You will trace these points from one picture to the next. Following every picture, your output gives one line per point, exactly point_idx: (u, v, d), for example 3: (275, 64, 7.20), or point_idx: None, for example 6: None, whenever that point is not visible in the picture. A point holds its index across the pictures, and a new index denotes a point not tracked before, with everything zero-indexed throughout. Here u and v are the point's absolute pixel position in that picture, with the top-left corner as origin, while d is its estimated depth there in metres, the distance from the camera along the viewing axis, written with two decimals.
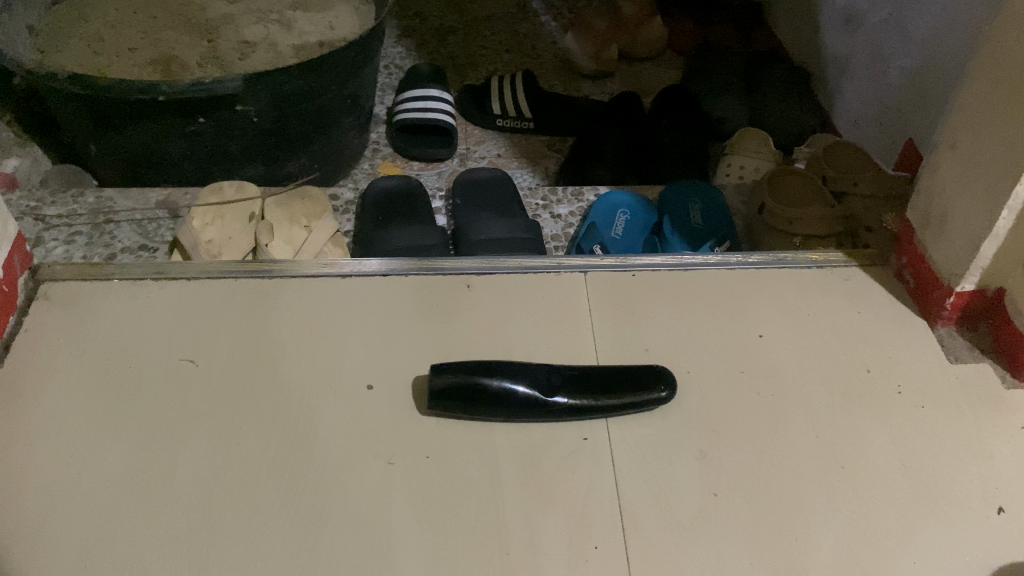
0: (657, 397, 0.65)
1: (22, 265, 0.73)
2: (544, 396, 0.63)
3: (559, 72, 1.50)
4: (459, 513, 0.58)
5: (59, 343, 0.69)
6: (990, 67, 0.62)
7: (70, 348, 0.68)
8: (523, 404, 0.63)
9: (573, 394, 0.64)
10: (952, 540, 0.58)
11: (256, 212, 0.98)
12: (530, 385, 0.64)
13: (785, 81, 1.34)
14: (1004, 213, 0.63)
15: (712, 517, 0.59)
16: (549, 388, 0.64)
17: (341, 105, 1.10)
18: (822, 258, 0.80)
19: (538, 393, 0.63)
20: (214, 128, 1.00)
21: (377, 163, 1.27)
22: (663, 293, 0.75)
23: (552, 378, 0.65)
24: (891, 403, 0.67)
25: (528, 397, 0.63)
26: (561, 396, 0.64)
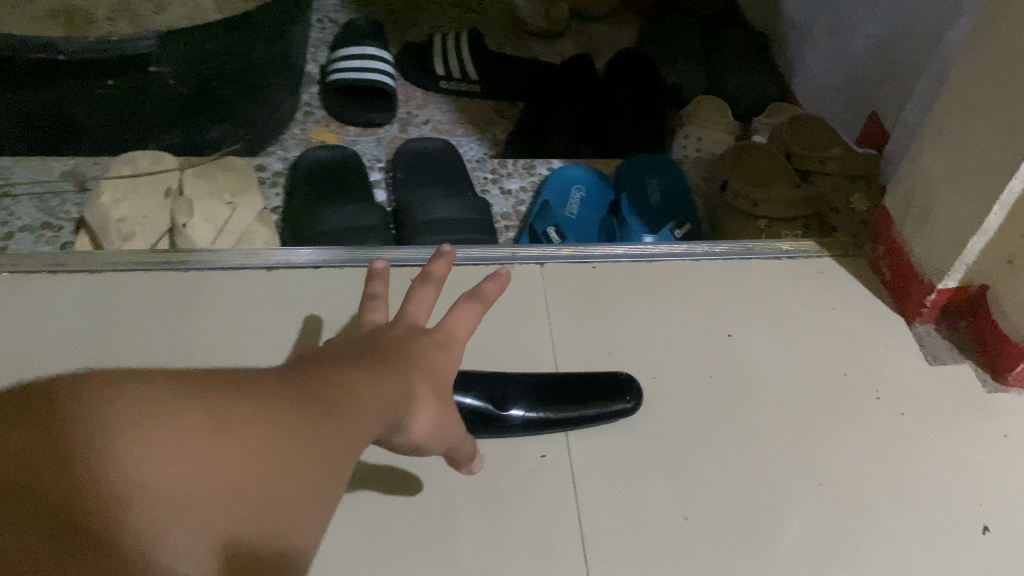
0: (621, 409, 0.59)
1: None
2: (497, 411, 0.57)
3: (506, 31, 1.41)
4: (405, 547, 0.52)
5: None
6: (988, 48, 0.57)
7: None
8: (474, 419, 0.56)
9: (529, 406, 0.58)
10: (936, 561, 0.54)
11: (174, 187, 0.88)
12: (481, 396, 0.57)
13: (743, 46, 1.28)
14: (995, 208, 0.58)
15: (683, 543, 0.54)
16: (503, 400, 0.57)
17: (270, 66, 1.00)
18: (794, 248, 0.75)
19: (489, 406, 0.57)
20: (126, 91, 0.90)
21: (309, 128, 1.16)
22: (626, 288, 0.70)
23: (508, 388, 0.58)
24: (870, 410, 0.62)
25: (479, 410, 0.56)
26: (515, 408, 0.57)
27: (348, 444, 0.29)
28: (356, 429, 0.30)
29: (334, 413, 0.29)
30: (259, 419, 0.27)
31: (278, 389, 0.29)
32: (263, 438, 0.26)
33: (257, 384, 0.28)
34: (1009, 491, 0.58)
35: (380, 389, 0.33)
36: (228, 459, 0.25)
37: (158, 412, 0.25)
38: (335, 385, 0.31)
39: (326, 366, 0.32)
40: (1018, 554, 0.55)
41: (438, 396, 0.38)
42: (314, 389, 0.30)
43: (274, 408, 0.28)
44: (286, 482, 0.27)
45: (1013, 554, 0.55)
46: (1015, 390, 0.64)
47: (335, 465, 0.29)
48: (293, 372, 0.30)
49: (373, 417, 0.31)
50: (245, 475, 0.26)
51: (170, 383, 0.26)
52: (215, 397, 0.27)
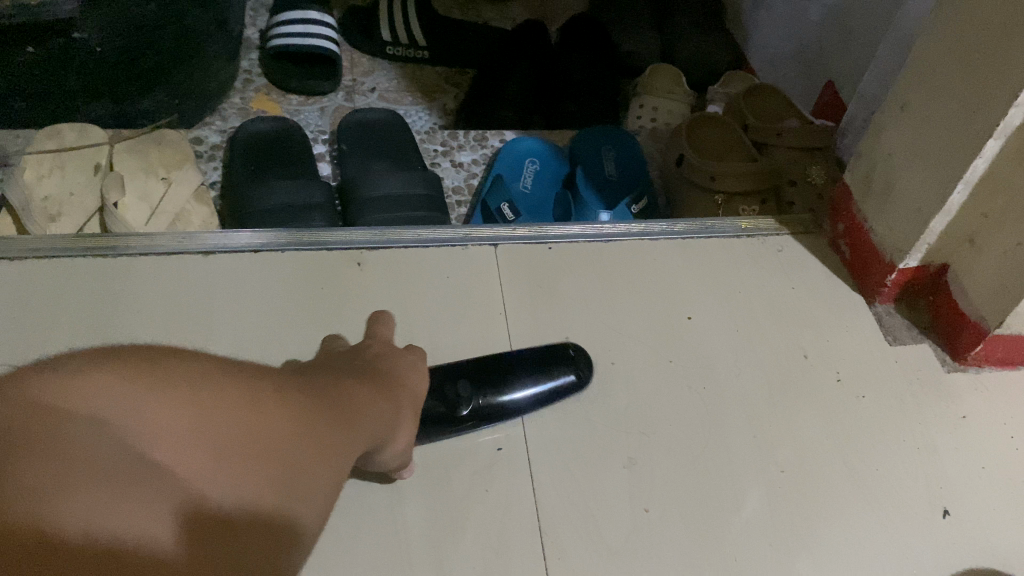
0: (570, 385, 0.58)
1: None
2: (452, 414, 0.54)
3: None
4: (354, 551, 0.50)
5: None
6: (953, 23, 0.55)
7: None
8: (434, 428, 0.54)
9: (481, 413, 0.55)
10: (896, 546, 0.54)
11: (103, 162, 0.83)
12: (434, 404, 0.54)
13: (697, 11, 1.25)
14: (957, 187, 0.57)
15: (644, 538, 0.52)
16: (456, 403, 0.55)
17: (206, 32, 0.94)
18: (752, 226, 0.73)
19: (445, 413, 0.54)
20: (49, 61, 0.84)
21: (248, 97, 1.10)
22: (582, 271, 0.67)
23: (458, 387, 0.55)
24: (830, 393, 0.61)
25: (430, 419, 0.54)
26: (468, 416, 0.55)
27: (318, 446, 0.32)
28: (325, 436, 0.33)
29: (304, 418, 0.32)
30: (244, 397, 0.29)
31: (261, 383, 0.31)
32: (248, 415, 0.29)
33: (244, 373, 0.31)
34: (968, 472, 0.58)
35: (345, 412, 0.36)
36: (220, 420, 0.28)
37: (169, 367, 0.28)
38: (307, 400, 0.33)
39: (301, 382, 0.35)
40: (977, 539, 0.54)
41: (405, 411, 0.42)
42: (290, 396, 0.33)
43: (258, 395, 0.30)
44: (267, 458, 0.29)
45: (972, 537, 0.54)
46: (973, 369, 0.63)
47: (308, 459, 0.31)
48: (275, 378, 0.33)
49: (337, 428, 0.34)
50: (233, 438, 0.28)
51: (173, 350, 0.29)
52: (209, 370, 0.29)
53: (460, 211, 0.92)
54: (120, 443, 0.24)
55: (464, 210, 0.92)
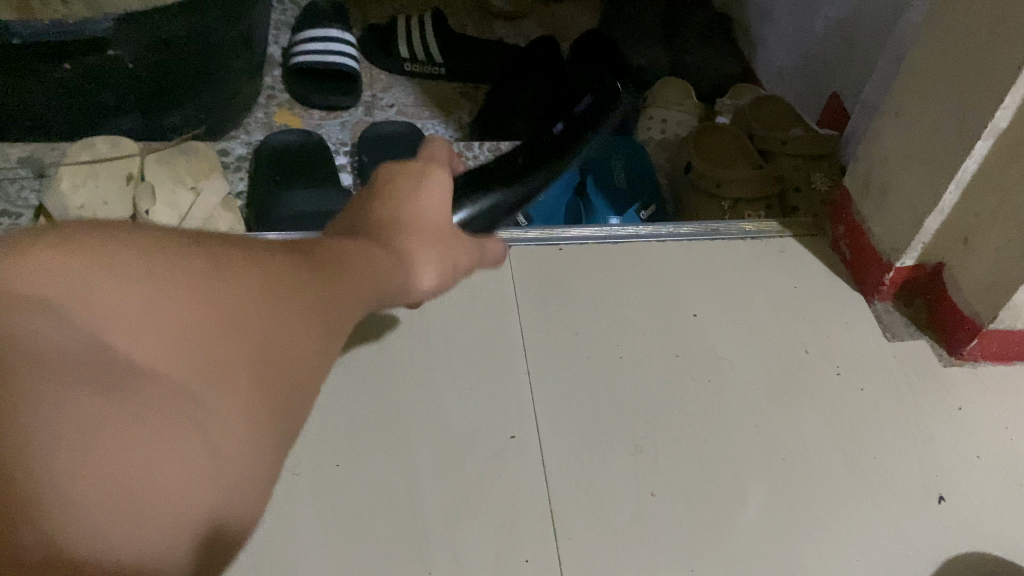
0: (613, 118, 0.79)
1: None
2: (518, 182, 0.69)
3: (469, 12, 1.41)
4: (375, 530, 0.53)
5: None
6: (944, 30, 0.58)
7: None
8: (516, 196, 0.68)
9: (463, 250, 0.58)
10: (890, 528, 0.56)
11: (135, 173, 0.86)
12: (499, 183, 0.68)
13: (706, 27, 1.29)
14: (950, 187, 0.59)
15: (649, 520, 0.55)
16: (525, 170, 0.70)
17: (231, 49, 0.99)
18: (756, 228, 0.76)
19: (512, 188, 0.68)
20: (84, 76, 0.88)
21: (271, 112, 1.15)
22: (591, 273, 0.70)
23: (522, 162, 0.71)
24: (829, 386, 0.64)
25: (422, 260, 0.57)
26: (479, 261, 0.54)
27: (287, 358, 0.30)
28: (298, 342, 0.30)
29: (276, 311, 0.30)
30: (206, 292, 0.27)
31: (240, 285, 0.29)
32: (210, 311, 0.27)
33: (216, 258, 0.29)
34: (963, 461, 0.60)
35: (335, 313, 0.33)
36: (173, 320, 0.26)
37: (127, 256, 0.26)
38: (294, 303, 0.31)
39: (294, 261, 0.33)
40: (970, 523, 0.57)
41: (429, 250, 0.43)
42: (272, 286, 0.30)
43: (223, 291, 0.28)
44: (231, 370, 0.27)
45: (966, 522, 0.57)
46: (970, 365, 0.66)
47: (272, 371, 0.29)
48: (256, 259, 0.31)
49: (314, 327, 0.32)
50: (191, 350, 0.26)
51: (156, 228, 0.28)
52: (175, 256, 0.28)
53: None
54: (113, 368, 0.23)
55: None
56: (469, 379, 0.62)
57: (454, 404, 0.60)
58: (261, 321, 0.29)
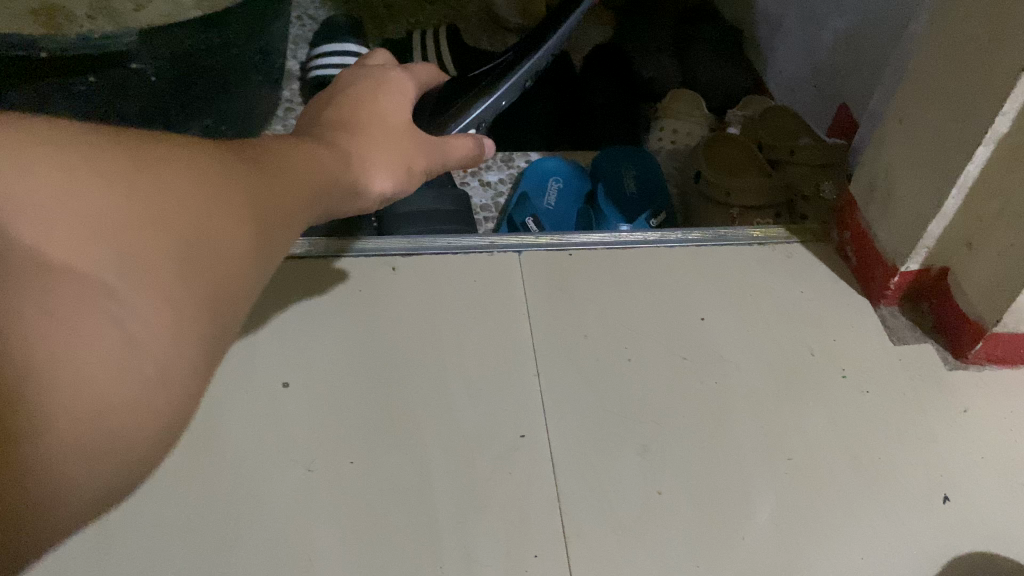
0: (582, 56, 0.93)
1: None
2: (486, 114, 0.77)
3: (483, 27, 1.44)
4: (387, 525, 0.54)
5: None
6: (946, 40, 0.59)
7: None
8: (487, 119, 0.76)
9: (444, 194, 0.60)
10: (894, 526, 0.57)
11: None
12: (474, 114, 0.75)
13: (716, 40, 1.30)
14: (953, 192, 0.60)
15: (655, 517, 0.56)
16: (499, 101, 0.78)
17: (250, 63, 1.01)
18: (763, 234, 0.77)
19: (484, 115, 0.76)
20: (107, 89, 0.90)
21: (289, 125, 1.17)
22: (600, 278, 0.72)
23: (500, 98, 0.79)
24: (834, 388, 0.65)
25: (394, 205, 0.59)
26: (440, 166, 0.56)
27: (227, 243, 0.27)
28: (238, 217, 0.28)
29: (205, 202, 0.27)
30: (121, 180, 0.25)
31: (158, 161, 0.27)
32: (127, 199, 0.25)
33: (133, 147, 0.27)
34: (967, 462, 0.61)
35: (274, 212, 0.31)
36: (80, 208, 0.24)
37: (28, 144, 0.24)
38: (223, 178, 0.29)
39: (226, 154, 0.31)
40: (974, 523, 0.57)
41: (392, 154, 0.47)
42: (202, 180, 0.28)
43: (142, 180, 0.26)
44: (157, 262, 0.25)
45: (971, 522, 0.57)
46: (975, 368, 0.67)
47: (205, 264, 0.26)
48: (183, 148, 0.28)
49: (249, 222, 0.29)
50: (116, 235, 0.24)
51: (99, 127, 0.27)
52: (86, 146, 0.25)
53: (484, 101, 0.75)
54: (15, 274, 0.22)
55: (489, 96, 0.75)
56: (480, 379, 0.63)
57: (464, 404, 0.61)
58: (189, 212, 0.26)
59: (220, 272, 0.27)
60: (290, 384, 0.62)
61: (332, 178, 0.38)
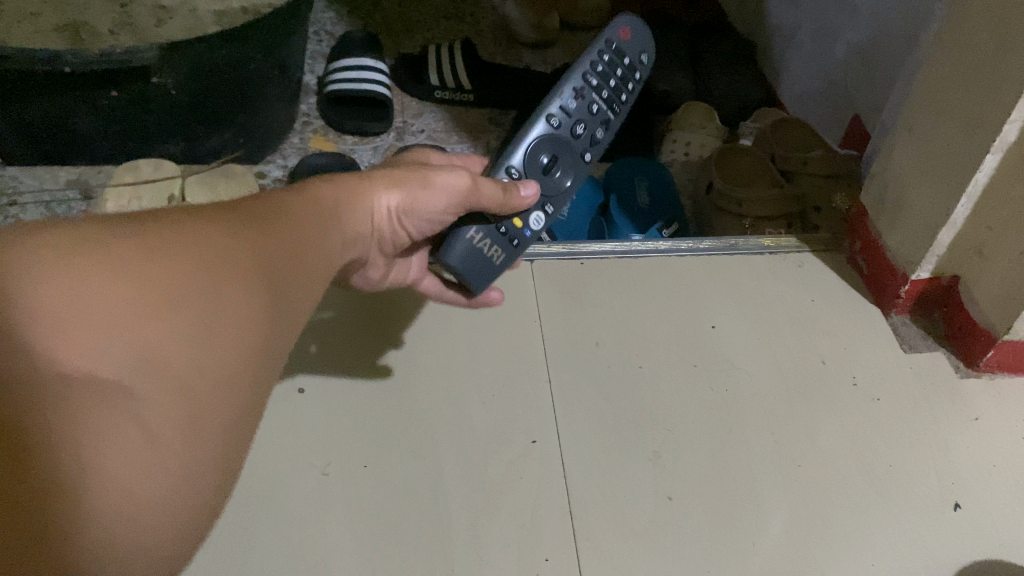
0: None
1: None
2: None
3: (498, 42, 1.45)
4: (401, 528, 0.55)
5: None
6: (953, 49, 0.59)
7: None
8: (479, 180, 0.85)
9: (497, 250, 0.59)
10: (907, 534, 0.57)
11: (177, 193, 0.90)
12: None
13: (730, 53, 1.31)
14: (962, 199, 0.61)
15: (665, 522, 0.57)
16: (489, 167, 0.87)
17: (269, 77, 1.03)
18: (774, 244, 0.78)
19: None
20: (129, 102, 0.92)
21: (307, 138, 1.19)
22: (611, 286, 0.72)
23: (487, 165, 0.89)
24: (845, 396, 0.65)
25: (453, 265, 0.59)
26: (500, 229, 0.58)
27: (235, 325, 0.32)
28: (242, 300, 0.33)
29: (203, 285, 0.32)
30: (128, 281, 0.30)
31: (170, 263, 0.31)
32: (134, 299, 0.29)
33: (138, 245, 0.31)
34: (980, 471, 0.61)
35: (270, 276, 0.36)
36: (96, 314, 0.28)
37: (44, 263, 0.29)
38: (227, 262, 0.33)
39: (224, 230, 0.35)
40: (987, 530, 0.57)
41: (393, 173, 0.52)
42: (200, 264, 0.32)
43: (146, 277, 0.30)
44: (166, 353, 0.29)
45: (983, 530, 0.57)
46: (986, 376, 0.67)
47: (209, 344, 0.31)
48: (186, 240, 0.33)
49: (246, 294, 0.33)
50: (144, 341, 0.29)
51: (112, 232, 0.31)
52: (95, 254, 0.30)
53: (625, 102, 0.64)
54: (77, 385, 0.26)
55: (628, 97, 0.64)
56: (492, 386, 0.64)
57: (477, 410, 0.62)
58: (189, 300, 0.31)
59: (225, 348, 0.31)
60: (303, 391, 0.63)
61: (324, 233, 0.43)
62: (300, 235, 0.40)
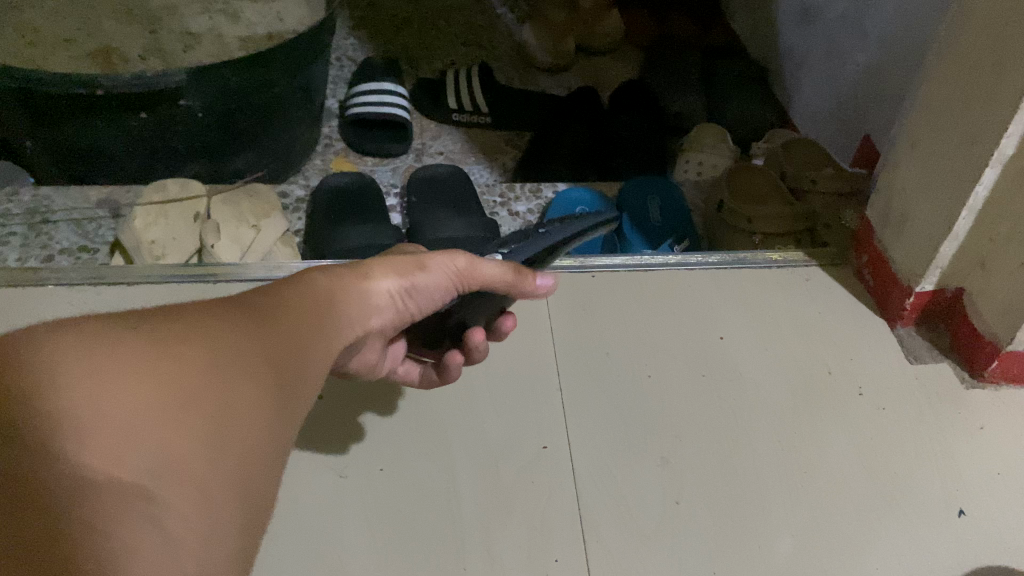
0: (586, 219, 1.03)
1: (30, 281, 0.74)
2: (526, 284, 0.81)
3: (514, 66, 1.49)
4: (415, 528, 0.57)
5: None
6: (952, 65, 0.61)
7: None
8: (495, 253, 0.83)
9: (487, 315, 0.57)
10: (912, 538, 0.58)
11: (202, 212, 0.93)
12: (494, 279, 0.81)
13: (742, 75, 1.33)
14: (963, 213, 0.62)
15: (674, 526, 0.58)
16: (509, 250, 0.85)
17: (292, 99, 1.06)
18: (782, 257, 0.79)
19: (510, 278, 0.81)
20: (158, 124, 0.96)
21: (328, 159, 1.23)
22: (622, 299, 0.74)
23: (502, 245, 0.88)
24: (852, 404, 0.67)
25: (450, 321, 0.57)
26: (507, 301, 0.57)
27: (249, 416, 0.32)
28: (255, 388, 0.33)
29: (219, 380, 0.32)
30: (147, 379, 0.29)
31: (185, 357, 0.31)
32: (153, 397, 0.29)
33: (154, 338, 0.31)
34: (985, 479, 0.62)
35: (281, 358, 0.36)
36: (114, 416, 0.28)
37: (65, 357, 0.28)
38: (238, 352, 0.33)
39: (232, 317, 0.35)
40: (991, 535, 0.58)
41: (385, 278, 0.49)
42: (216, 358, 0.32)
43: (164, 373, 0.30)
44: (185, 452, 0.29)
45: (987, 535, 0.58)
46: (991, 386, 0.68)
47: (226, 440, 0.31)
48: (198, 330, 0.33)
49: (261, 384, 0.34)
50: (162, 440, 0.29)
51: (125, 323, 0.31)
52: (112, 349, 0.30)
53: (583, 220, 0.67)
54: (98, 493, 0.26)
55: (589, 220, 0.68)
56: (505, 393, 0.66)
57: (490, 416, 0.64)
58: (206, 396, 0.31)
59: (242, 443, 0.32)
60: (322, 395, 0.65)
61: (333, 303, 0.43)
62: (310, 315, 0.40)
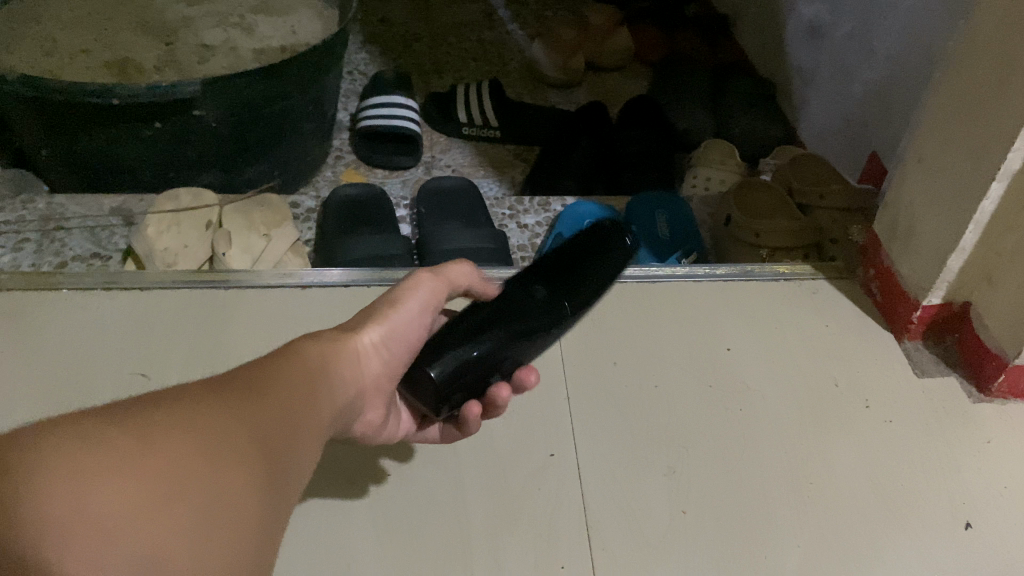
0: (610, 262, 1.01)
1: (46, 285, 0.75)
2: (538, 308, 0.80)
3: (524, 82, 1.50)
4: (423, 535, 0.57)
5: (18, 359, 0.69)
6: (959, 83, 0.61)
7: (27, 367, 0.68)
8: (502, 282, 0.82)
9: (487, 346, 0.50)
10: (918, 550, 0.58)
11: (214, 220, 0.94)
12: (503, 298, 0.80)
13: (750, 92, 1.34)
14: (969, 228, 0.62)
15: (680, 537, 0.58)
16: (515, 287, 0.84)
17: (304, 111, 1.07)
18: (789, 270, 0.80)
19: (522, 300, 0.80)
20: (172, 134, 0.97)
21: (339, 171, 1.24)
22: (629, 310, 0.75)
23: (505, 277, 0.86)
24: (859, 417, 0.67)
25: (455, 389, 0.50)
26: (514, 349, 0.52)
27: (242, 501, 0.30)
28: (246, 471, 0.31)
29: (209, 467, 0.30)
30: (134, 473, 0.28)
31: (172, 447, 0.29)
32: (137, 488, 0.27)
33: (139, 431, 0.29)
34: (992, 493, 0.62)
35: (272, 432, 0.34)
36: (100, 512, 0.26)
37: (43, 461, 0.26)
38: (229, 434, 0.32)
39: (219, 394, 0.33)
40: (997, 548, 0.58)
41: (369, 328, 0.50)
42: (207, 441, 0.30)
43: (151, 463, 0.28)
44: (178, 550, 0.27)
45: (995, 549, 0.58)
46: (999, 401, 0.68)
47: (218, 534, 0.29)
48: (184, 413, 0.31)
49: (254, 462, 0.32)
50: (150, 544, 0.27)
51: (107, 416, 0.29)
52: (94, 447, 0.27)
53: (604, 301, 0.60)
54: None
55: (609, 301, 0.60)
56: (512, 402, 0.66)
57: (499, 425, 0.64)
58: (197, 479, 0.29)
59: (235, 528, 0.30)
60: None
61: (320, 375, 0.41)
62: (296, 387, 0.38)
